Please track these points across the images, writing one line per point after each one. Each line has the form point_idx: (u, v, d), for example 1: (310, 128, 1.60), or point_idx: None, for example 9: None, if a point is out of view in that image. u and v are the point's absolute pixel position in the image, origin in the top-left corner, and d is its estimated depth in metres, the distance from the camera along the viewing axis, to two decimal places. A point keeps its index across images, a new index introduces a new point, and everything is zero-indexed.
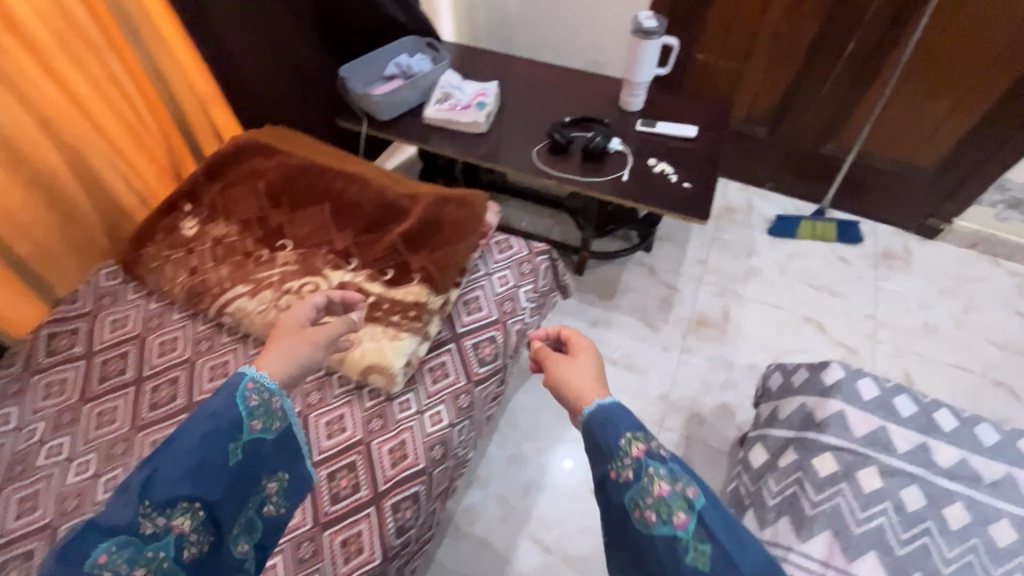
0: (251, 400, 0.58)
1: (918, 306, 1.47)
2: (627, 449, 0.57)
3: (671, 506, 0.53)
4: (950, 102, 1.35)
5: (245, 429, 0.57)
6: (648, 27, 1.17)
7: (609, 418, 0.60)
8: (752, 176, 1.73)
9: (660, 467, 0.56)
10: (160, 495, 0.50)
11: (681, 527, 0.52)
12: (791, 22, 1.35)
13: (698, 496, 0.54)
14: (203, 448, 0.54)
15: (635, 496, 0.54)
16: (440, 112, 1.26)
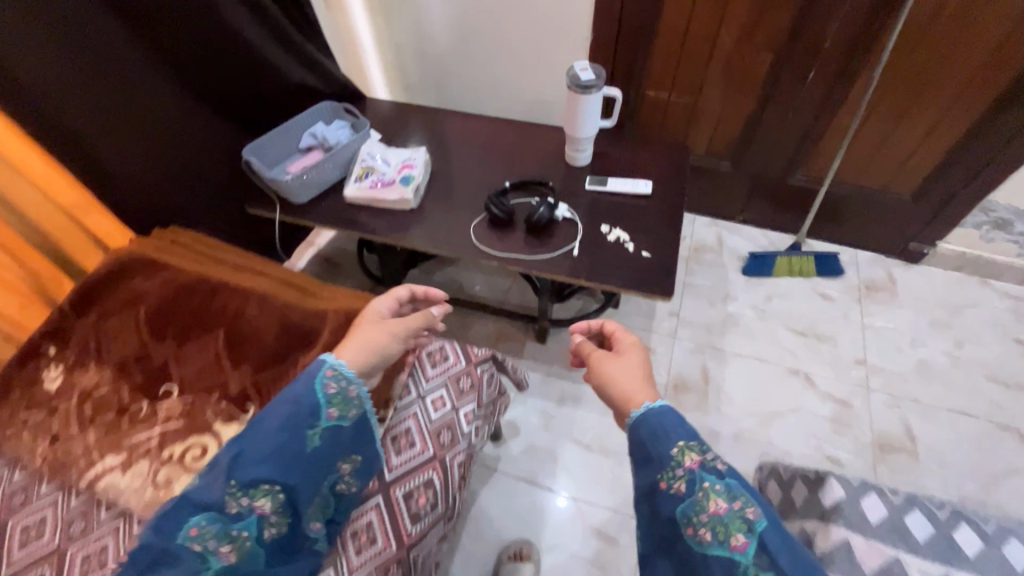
0: (330, 387, 0.67)
1: (910, 344, 1.36)
2: (686, 465, 0.59)
3: (729, 526, 0.55)
4: (924, 127, 1.23)
5: (322, 417, 0.66)
6: (585, 80, 1.03)
7: (658, 428, 0.63)
8: (720, 209, 1.60)
9: (716, 482, 0.58)
10: (244, 479, 0.61)
11: (737, 546, 0.54)
12: (744, 53, 1.22)
13: (757, 517, 0.56)
14: (281, 436, 0.63)
15: (688, 512, 0.57)
16: (362, 191, 1.11)
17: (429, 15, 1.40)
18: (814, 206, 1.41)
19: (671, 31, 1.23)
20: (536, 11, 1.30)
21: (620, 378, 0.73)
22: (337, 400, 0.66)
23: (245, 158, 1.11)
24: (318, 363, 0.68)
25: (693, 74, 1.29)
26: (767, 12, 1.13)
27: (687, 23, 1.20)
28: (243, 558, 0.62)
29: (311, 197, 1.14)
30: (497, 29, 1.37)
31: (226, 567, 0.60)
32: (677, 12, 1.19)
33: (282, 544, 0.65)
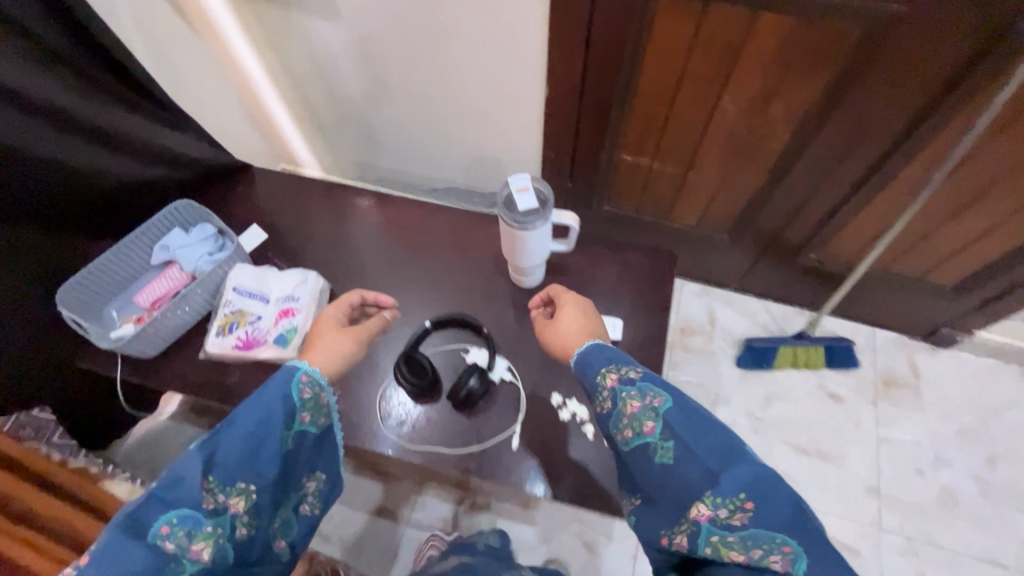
0: (305, 391, 0.62)
1: (933, 464, 1.13)
2: (610, 382, 0.60)
3: (641, 414, 0.56)
4: (985, 220, 0.93)
5: (295, 420, 0.61)
6: (526, 205, 0.71)
7: (586, 362, 0.63)
8: (713, 276, 1.31)
9: (635, 387, 0.58)
10: (223, 474, 0.55)
11: (649, 434, 0.54)
12: (751, 126, 0.89)
13: (664, 402, 0.55)
14: (259, 433, 0.57)
15: (614, 422, 0.58)
16: (229, 349, 0.80)
17: (330, 48, 1.04)
18: (835, 298, 1.12)
19: (653, 94, 0.90)
20: (471, 55, 0.96)
21: (563, 329, 0.70)
22: (310, 407, 0.62)
23: (58, 304, 0.80)
24: (288, 369, 0.63)
25: (682, 143, 0.97)
26: (784, 89, 0.81)
27: (675, 88, 0.87)
28: (214, 560, 0.53)
29: (166, 346, 0.85)
30: (423, 71, 1.03)
31: (198, 569, 0.52)
32: (661, 73, 0.86)
33: (247, 553, 0.57)
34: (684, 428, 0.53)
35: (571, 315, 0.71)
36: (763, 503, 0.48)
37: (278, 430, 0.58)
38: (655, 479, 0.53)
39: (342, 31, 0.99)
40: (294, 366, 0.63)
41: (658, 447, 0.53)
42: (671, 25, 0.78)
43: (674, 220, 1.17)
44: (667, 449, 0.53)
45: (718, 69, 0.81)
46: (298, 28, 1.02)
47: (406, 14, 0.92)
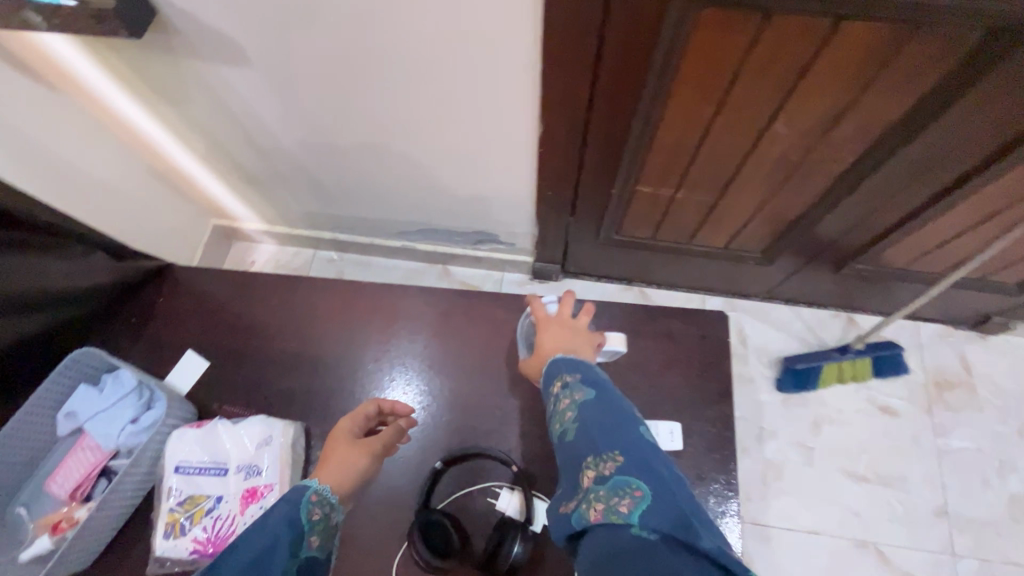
0: (313, 514, 0.51)
1: (998, 470, 1.04)
2: (549, 369, 0.56)
3: (564, 393, 0.52)
4: None
5: (302, 547, 0.49)
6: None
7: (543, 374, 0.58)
8: (739, 290, 1.15)
9: (573, 372, 0.53)
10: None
11: (562, 419, 0.50)
12: (805, 145, 0.71)
13: (584, 387, 0.51)
14: (260, 563, 0.46)
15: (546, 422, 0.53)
16: (188, 551, 0.61)
17: (242, 96, 0.78)
18: (902, 311, 0.97)
19: (681, 121, 0.70)
20: (438, 101, 0.72)
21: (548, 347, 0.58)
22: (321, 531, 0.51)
23: None
24: (294, 490, 0.52)
25: (715, 168, 0.78)
26: (858, 106, 0.63)
27: (712, 113, 0.68)
28: None
29: (104, 546, 0.65)
30: (376, 119, 0.79)
31: None
32: (694, 98, 0.66)
33: None
34: (596, 404, 0.49)
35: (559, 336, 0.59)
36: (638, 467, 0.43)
37: (285, 562, 0.47)
38: (560, 455, 0.49)
39: (256, 78, 0.74)
40: (300, 487, 0.52)
41: (565, 425, 0.49)
42: (715, 42, 0.57)
43: (699, 243, 0.99)
44: (569, 425, 0.49)
45: (772, 87, 0.62)
46: (195, 79, 0.76)
47: (341, 57, 0.67)
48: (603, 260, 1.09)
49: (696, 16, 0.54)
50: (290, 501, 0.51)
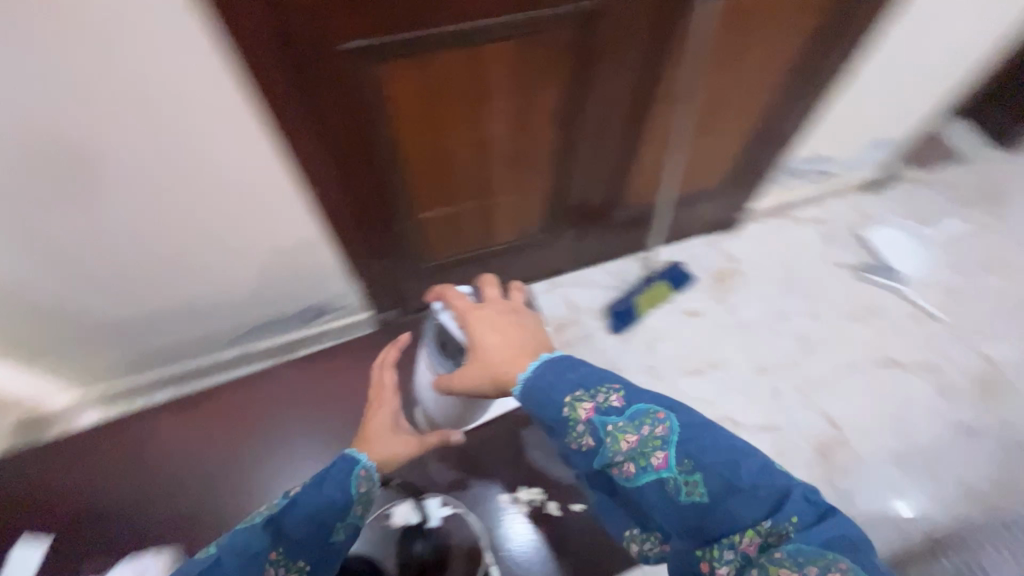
0: (360, 486, 0.70)
1: (780, 321, 1.34)
2: (563, 400, 0.61)
3: (620, 429, 0.58)
4: (724, 133, 1.07)
5: (348, 513, 0.68)
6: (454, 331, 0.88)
7: (541, 394, 0.63)
8: (552, 268, 1.34)
9: (611, 398, 0.60)
10: (289, 545, 0.63)
11: (662, 468, 0.56)
12: (518, 139, 0.90)
13: (669, 431, 0.57)
14: (318, 522, 0.65)
15: (606, 458, 0.58)
16: None
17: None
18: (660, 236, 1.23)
19: (420, 150, 0.85)
20: (204, 204, 0.79)
21: (483, 337, 0.72)
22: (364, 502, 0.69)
23: None
24: (350, 462, 0.71)
25: (471, 177, 0.95)
26: (536, 98, 0.83)
27: (440, 135, 0.84)
28: None
29: None
30: (151, 240, 0.82)
31: None
32: (417, 129, 0.81)
33: None
34: (677, 437, 0.56)
35: (489, 320, 0.74)
36: (811, 529, 0.49)
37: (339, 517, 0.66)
38: (688, 515, 0.54)
39: (8, 243, 0.74)
40: (354, 463, 0.71)
41: (688, 485, 0.54)
42: (410, 83, 0.73)
43: (497, 242, 1.16)
44: (693, 484, 0.54)
45: (468, 104, 0.80)
46: None
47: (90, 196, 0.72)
48: (432, 286, 1.21)
49: (383, 68, 0.69)
50: (346, 474, 0.69)
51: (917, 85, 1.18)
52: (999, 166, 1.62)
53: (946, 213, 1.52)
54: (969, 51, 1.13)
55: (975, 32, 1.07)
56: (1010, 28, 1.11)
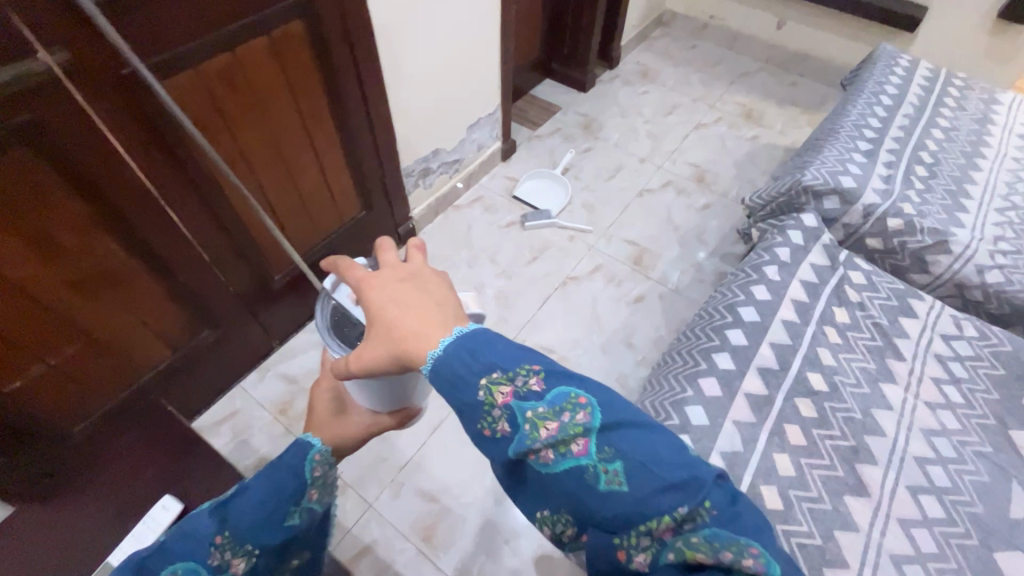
0: (317, 469, 0.61)
1: (480, 293, 1.50)
2: (478, 383, 0.51)
3: (540, 416, 0.50)
4: (316, 170, 1.16)
5: (304, 497, 0.59)
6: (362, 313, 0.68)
7: (453, 371, 0.51)
8: (251, 357, 1.29)
9: (531, 381, 0.50)
10: (238, 534, 0.55)
11: (581, 455, 0.49)
12: (68, 269, 0.84)
13: (592, 415, 0.50)
14: (267, 502, 0.56)
15: (522, 443, 0.50)
16: None
17: None
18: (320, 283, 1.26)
19: None
20: None
21: (385, 311, 0.55)
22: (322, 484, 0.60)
23: None
24: (301, 443, 0.62)
25: (44, 323, 0.85)
26: (47, 221, 0.78)
27: None
28: None
29: None
30: None
31: None
32: None
33: None
34: (600, 425, 0.49)
35: (391, 294, 0.56)
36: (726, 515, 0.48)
37: (292, 499, 0.58)
38: (606, 502, 0.49)
39: None
40: (307, 441, 0.62)
41: (611, 471, 0.48)
42: None
43: (150, 363, 1.07)
44: (614, 472, 0.49)
45: None
46: None
47: None
48: None
49: None
50: (298, 455, 0.61)
51: (464, 74, 1.42)
52: (583, 106, 2.07)
53: (563, 153, 1.87)
54: (479, 36, 1.39)
55: (470, 23, 1.33)
56: (496, 11, 1.40)
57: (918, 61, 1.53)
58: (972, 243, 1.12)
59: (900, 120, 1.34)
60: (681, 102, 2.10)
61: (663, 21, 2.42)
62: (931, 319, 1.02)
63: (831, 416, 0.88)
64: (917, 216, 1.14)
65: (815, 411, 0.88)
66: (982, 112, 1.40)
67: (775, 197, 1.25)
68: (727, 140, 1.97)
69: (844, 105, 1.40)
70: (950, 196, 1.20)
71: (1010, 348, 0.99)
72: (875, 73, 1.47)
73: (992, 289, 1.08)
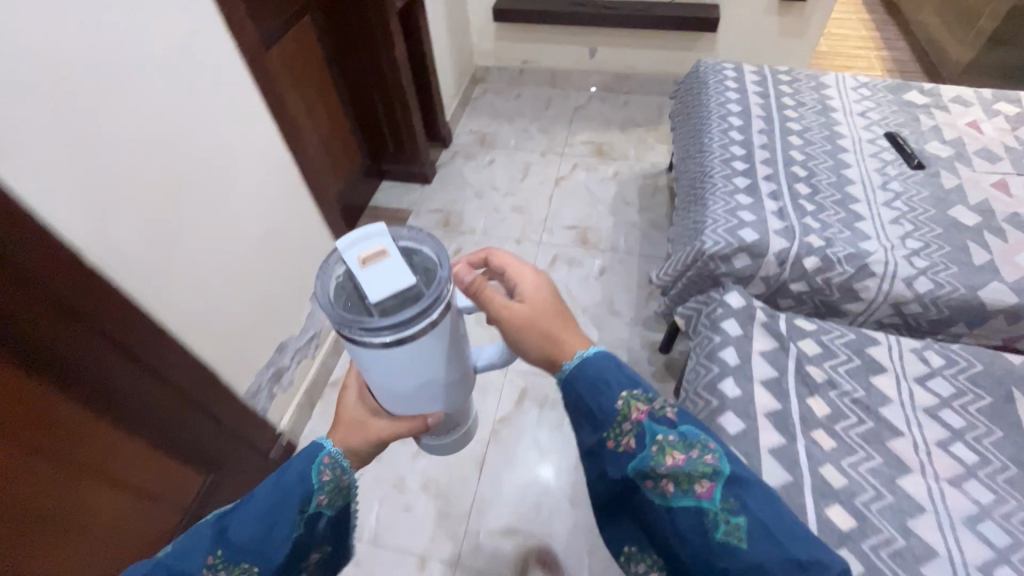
0: (324, 474, 0.61)
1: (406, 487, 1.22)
2: (619, 393, 0.61)
3: (671, 444, 0.59)
4: (108, 477, 0.81)
5: (310, 504, 0.60)
6: (392, 279, 0.50)
7: (595, 381, 0.62)
8: None
9: (669, 410, 0.60)
10: (231, 552, 0.57)
11: (704, 497, 0.57)
12: None
13: (720, 461, 0.58)
14: (267, 514, 0.58)
15: (646, 464, 0.59)
16: None
17: None
18: None
19: None
20: None
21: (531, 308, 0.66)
22: (329, 490, 0.61)
23: None
24: (312, 448, 0.62)
25: None
26: None
27: None
28: None
29: None
30: None
31: None
32: None
33: None
34: (726, 473, 0.58)
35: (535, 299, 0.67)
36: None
37: (295, 512, 0.58)
38: (713, 547, 0.57)
39: None
40: (317, 445, 0.63)
41: (727, 518, 0.57)
42: None
43: None
44: (732, 521, 0.57)
45: None
46: None
47: None
48: None
49: None
50: (305, 462, 0.61)
51: (280, 250, 1.11)
52: (433, 200, 1.84)
53: None
54: (281, 202, 1.10)
55: (260, 197, 1.04)
56: (289, 167, 1.11)
57: (741, 66, 1.49)
58: (888, 255, 1.04)
59: (758, 139, 1.27)
60: (531, 160, 1.95)
61: (479, 77, 2.27)
62: (897, 364, 0.91)
63: (878, 560, 0.71)
64: (828, 246, 1.04)
65: (859, 564, 0.70)
66: (819, 102, 1.38)
67: (682, 272, 1.10)
68: (592, 186, 1.84)
69: (699, 139, 1.30)
70: (841, 207, 1.13)
71: (982, 367, 0.90)
72: (711, 95, 1.40)
73: (927, 297, 1.01)
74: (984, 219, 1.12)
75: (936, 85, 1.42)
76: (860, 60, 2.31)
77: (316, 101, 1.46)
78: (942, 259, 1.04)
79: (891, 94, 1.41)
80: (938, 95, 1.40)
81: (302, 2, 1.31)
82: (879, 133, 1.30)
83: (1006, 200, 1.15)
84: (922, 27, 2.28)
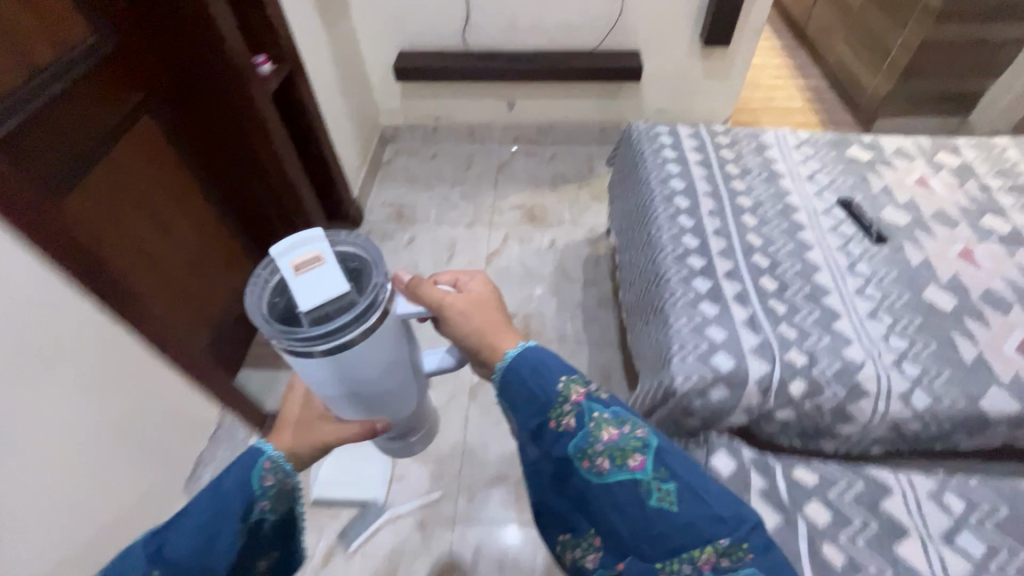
0: (266, 480, 0.60)
1: None
2: (560, 377, 0.64)
3: (604, 421, 0.62)
4: None
5: (253, 510, 0.60)
6: (324, 288, 0.56)
7: (534, 369, 0.64)
8: None
9: (601, 392, 0.64)
10: (173, 568, 0.56)
11: (639, 470, 0.60)
12: None
13: (648, 435, 0.62)
14: (207, 525, 0.57)
15: (584, 445, 0.61)
16: None
17: None
18: None
19: None
20: None
21: (474, 303, 0.68)
22: (272, 493, 0.60)
23: None
24: (250, 455, 0.61)
25: None
26: None
27: None
28: None
29: None
30: None
31: None
32: None
33: None
34: (655, 445, 0.61)
35: (476, 297, 0.69)
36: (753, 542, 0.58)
37: (237, 521, 0.58)
38: (650, 519, 0.59)
39: None
40: (255, 452, 0.61)
41: (662, 488, 0.59)
42: None
43: None
44: (665, 490, 0.59)
45: None
46: None
47: None
48: None
49: None
50: (243, 470, 0.60)
51: (100, 454, 0.83)
52: None
53: None
54: (95, 384, 0.81)
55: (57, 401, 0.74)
56: (108, 331, 0.83)
57: (675, 129, 1.34)
58: (877, 366, 0.90)
59: (709, 223, 1.11)
60: (456, 234, 1.72)
61: (387, 137, 2.02)
62: (916, 518, 0.76)
63: None
64: (812, 363, 0.89)
65: None
66: (765, 167, 1.26)
67: (652, 409, 0.91)
68: (528, 259, 1.64)
69: (645, 228, 1.13)
70: (813, 303, 0.99)
71: (1007, 509, 0.77)
72: (649, 170, 1.23)
73: (926, 413, 0.87)
74: (960, 300, 1.01)
75: (875, 137, 1.34)
76: (779, 91, 2.27)
77: (175, 214, 1.15)
78: (931, 361, 0.92)
79: (833, 150, 1.31)
80: (879, 149, 1.31)
81: (140, 100, 1.02)
82: (832, 201, 1.19)
83: (975, 272, 1.05)
84: (831, 54, 2.27)
